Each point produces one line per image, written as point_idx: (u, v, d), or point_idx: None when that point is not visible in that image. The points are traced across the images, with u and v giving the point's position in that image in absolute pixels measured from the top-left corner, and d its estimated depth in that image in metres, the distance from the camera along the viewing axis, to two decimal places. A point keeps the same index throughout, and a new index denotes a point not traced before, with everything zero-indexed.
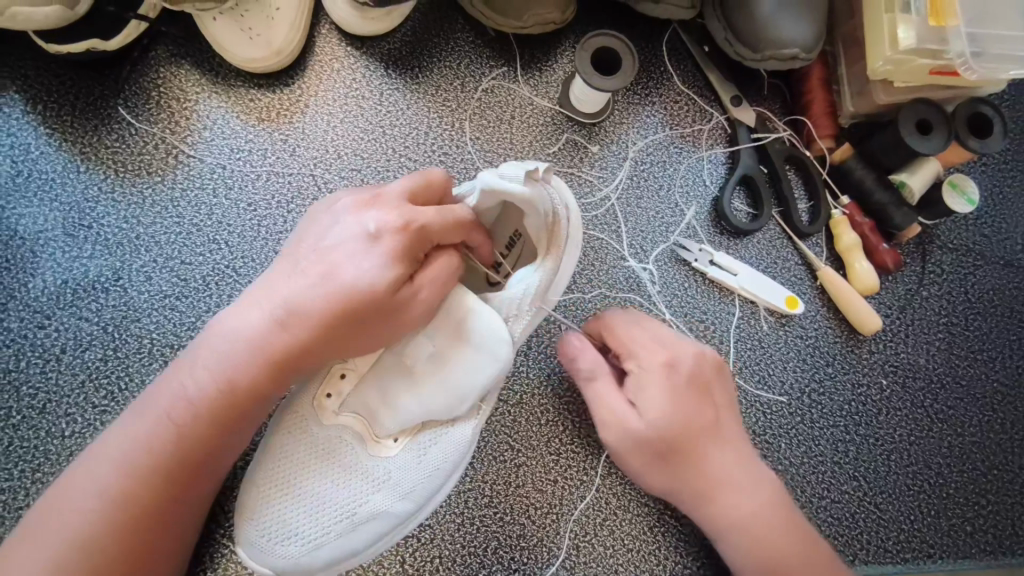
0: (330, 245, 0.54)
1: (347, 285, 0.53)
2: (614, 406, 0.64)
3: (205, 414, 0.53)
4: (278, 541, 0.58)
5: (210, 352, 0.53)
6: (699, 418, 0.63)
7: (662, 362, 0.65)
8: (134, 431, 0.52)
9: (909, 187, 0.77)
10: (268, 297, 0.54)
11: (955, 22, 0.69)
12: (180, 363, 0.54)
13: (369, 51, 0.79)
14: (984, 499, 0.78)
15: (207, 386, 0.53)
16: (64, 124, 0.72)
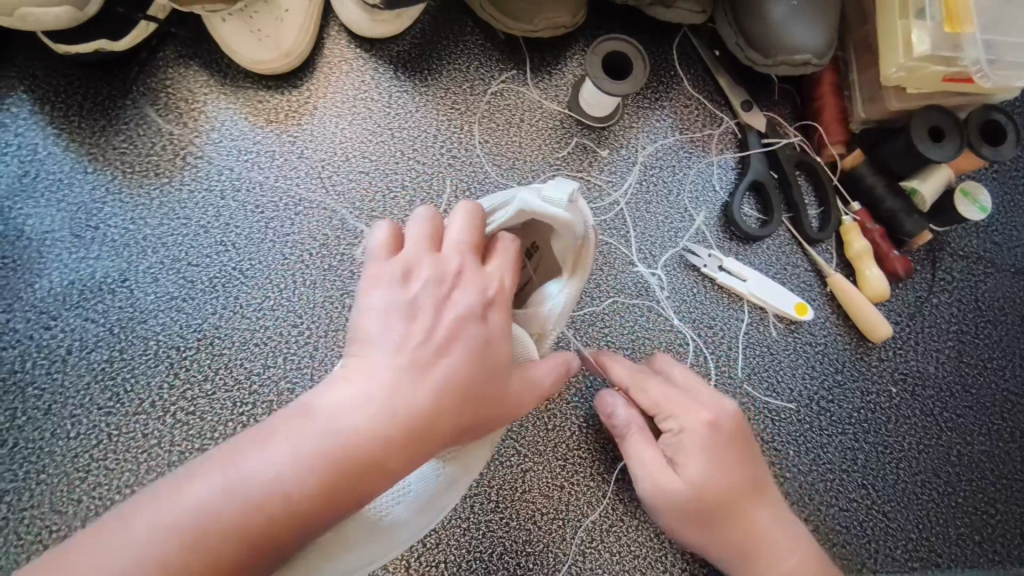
0: (409, 308, 0.48)
1: (443, 358, 0.46)
2: (655, 469, 0.64)
3: (269, 526, 0.40)
4: None
5: (281, 440, 0.42)
6: (740, 479, 0.64)
7: (704, 421, 0.64)
8: (159, 529, 0.39)
9: (921, 194, 0.77)
10: (345, 374, 0.45)
11: (971, 30, 0.68)
12: (233, 467, 0.41)
13: (378, 53, 0.79)
14: (993, 509, 0.77)
15: (275, 486, 0.41)
16: (72, 124, 0.72)
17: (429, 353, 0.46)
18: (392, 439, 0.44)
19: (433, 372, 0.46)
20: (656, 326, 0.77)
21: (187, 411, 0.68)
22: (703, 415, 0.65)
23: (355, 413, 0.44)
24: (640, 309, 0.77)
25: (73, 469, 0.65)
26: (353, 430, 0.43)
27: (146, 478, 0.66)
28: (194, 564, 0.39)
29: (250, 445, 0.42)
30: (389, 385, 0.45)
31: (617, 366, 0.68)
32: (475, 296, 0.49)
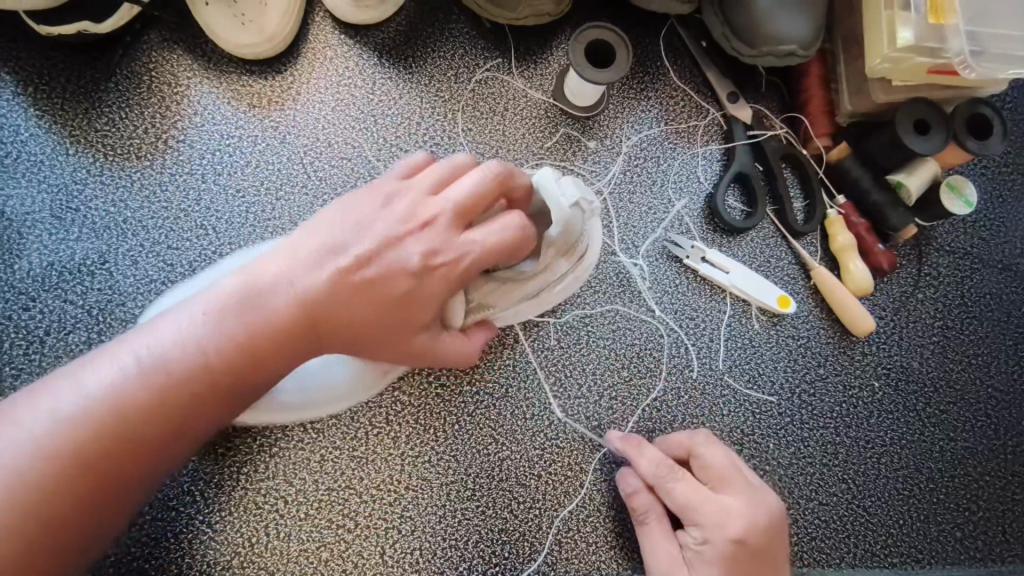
0: (359, 235, 0.54)
1: (356, 284, 0.53)
2: (668, 566, 0.65)
3: (190, 388, 0.49)
4: None
5: (197, 321, 0.50)
6: None
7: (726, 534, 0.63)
8: (103, 382, 0.48)
9: (907, 188, 0.76)
10: (268, 274, 0.53)
11: (956, 20, 0.68)
12: (178, 328, 0.50)
13: (362, 39, 0.78)
14: (976, 506, 0.77)
15: (181, 361, 0.49)
16: (54, 106, 0.72)
17: (349, 278, 0.53)
18: (291, 339, 0.52)
19: (345, 292, 0.52)
20: (637, 317, 0.76)
21: None
22: (734, 526, 0.63)
23: (264, 311, 0.51)
24: (621, 299, 0.76)
25: None
26: (259, 324, 0.51)
27: None
28: (114, 420, 0.47)
29: (175, 315, 0.51)
30: (303, 296, 0.52)
31: (649, 456, 0.68)
32: (429, 247, 0.54)
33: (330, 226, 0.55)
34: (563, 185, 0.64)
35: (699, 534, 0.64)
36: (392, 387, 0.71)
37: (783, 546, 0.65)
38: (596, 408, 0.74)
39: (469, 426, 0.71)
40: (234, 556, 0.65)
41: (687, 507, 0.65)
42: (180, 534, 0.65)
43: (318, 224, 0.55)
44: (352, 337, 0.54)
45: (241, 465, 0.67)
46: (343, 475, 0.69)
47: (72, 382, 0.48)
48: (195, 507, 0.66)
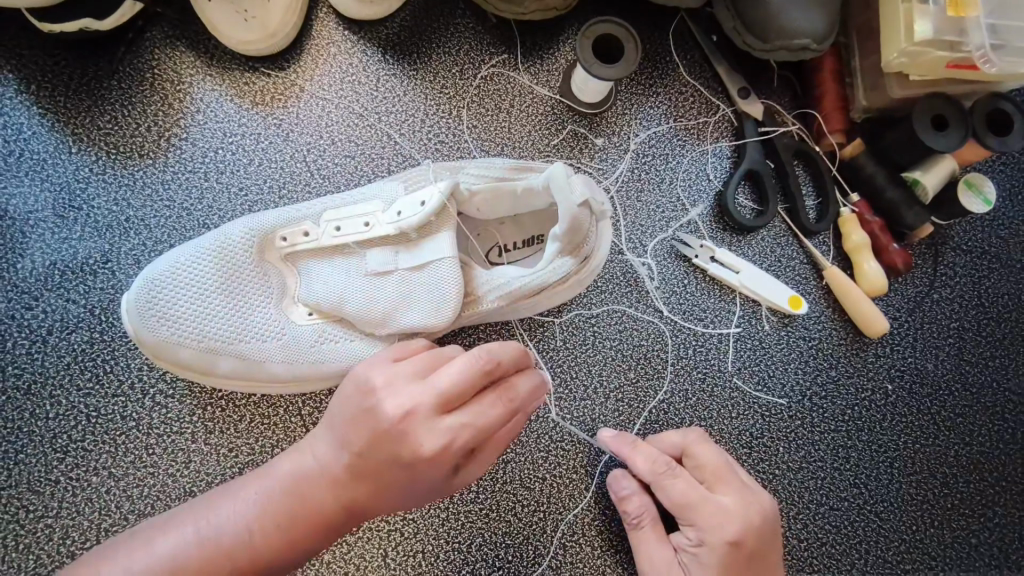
0: (366, 414, 0.53)
1: (373, 466, 0.52)
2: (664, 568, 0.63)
3: (228, 559, 0.51)
4: (166, 322, 0.62)
5: (253, 493, 0.54)
6: None
7: (722, 536, 0.61)
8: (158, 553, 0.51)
9: (924, 185, 0.74)
10: (305, 469, 0.55)
11: (976, 14, 0.66)
12: (225, 499, 0.54)
13: (366, 35, 0.77)
14: (992, 512, 0.75)
15: (229, 538, 0.52)
16: (57, 104, 0.71)
17: (364, 463, 0.53)
18: (326, 521, 0.54)
19: (364, 474, 0.53)
20: (644, 317, 0.75)
21: (166, 394, 0.68)
22: (730, 525, 0.61)
23: (300, 494, 0.54)
24: (628, 299, 0.75)
25: (52, 449, 0.65)
26: (296, 506, 0.53)
27: (123, 459, 0.66)
28: None
29: (226, 497, 0.55)
30: (327, 473, 0.54)
31: (644, 453, 0.65)
32: (417, 431, 0.51)
33: (348, 406, 0.54)
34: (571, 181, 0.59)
35: (695, 535, 0.63)
36: None
37: (776, 543, 0.64)
38: (603, 410, 0.72)
39: None
40: None
41: (683, 506, 0.63)
42: None
43: (342, 399, 0.55)
44: (382, 505, 0.54)
45: (244, 466, 0.67)
46: None
47: (135, 557, 0.51)
48: None
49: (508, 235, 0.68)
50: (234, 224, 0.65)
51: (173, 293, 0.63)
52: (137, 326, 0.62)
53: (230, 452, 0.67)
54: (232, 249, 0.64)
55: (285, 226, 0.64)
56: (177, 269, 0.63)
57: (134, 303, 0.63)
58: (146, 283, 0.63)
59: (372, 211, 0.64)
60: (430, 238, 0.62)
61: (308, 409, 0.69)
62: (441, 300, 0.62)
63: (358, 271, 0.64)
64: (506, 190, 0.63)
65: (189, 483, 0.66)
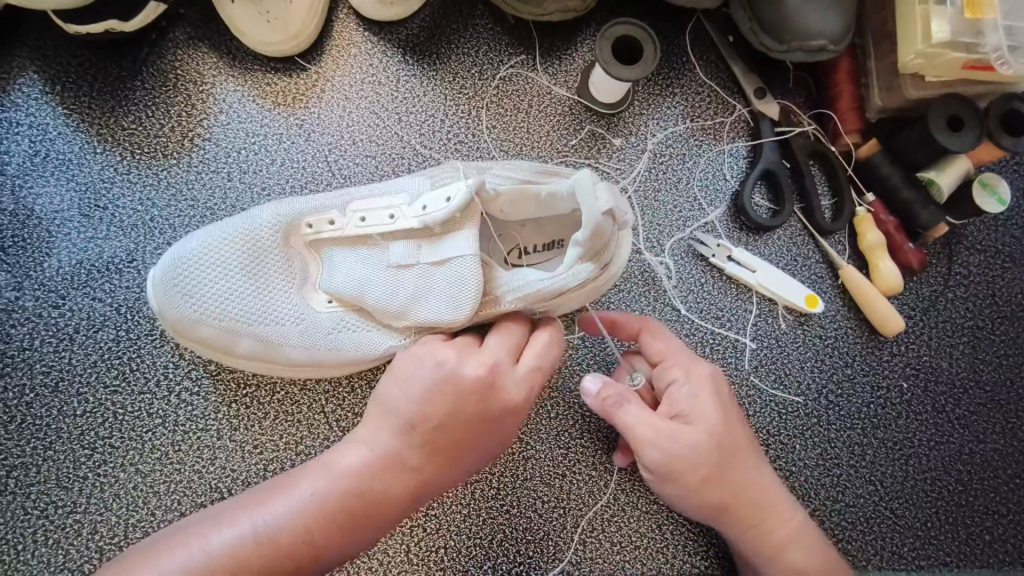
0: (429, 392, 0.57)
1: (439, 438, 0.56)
2: (663, 426, 0.59)
3: (288, 549, 0.53)
4: (191, 300, 0.64)
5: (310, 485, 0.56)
6: (738, 441, 0.62)
7: (706, 380, 0.62)
8: (214, 547, 0.53)
9: (938, 185, 0.75)
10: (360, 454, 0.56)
11: (993, 15, 0.67)
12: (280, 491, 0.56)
13: (387, 37, 0.78)
14: (1005, 509, 0.76)
15: (286, 533, 0.53)
16: (82, 105, 0.72)
17: (430, 439, 0.56)
18: (385, 506, 0.56)
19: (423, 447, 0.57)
20: (663, 316, 0.76)
21: (191, 392, 0.69)
22: (706, 369, 0.63)
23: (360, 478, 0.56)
24: (646, 298, 0.76)
25: (80, 446, 0.66)
26: (357, 495, 0.55)
27: (150, 456, 0.67)
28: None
29: (279, 491, 0.56)
30: (389, 456, 0.56)
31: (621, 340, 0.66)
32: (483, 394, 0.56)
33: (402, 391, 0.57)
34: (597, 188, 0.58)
35: (683, 386, 0.62)
36: None
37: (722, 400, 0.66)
38: None
39: None
40: None
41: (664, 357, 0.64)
42: None
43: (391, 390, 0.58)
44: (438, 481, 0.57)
45: (269, 463, 0.68)
46: None
47: (189, 552, 0.52)
48: None
49: (530, 237, 0.69)
50: (263, 209, 0.66)
51: (197, 271, 0.64)
52: (162, 299, 0.64)
53: (255, 449, 0.68)
54: (258, 232, 0.65)
55: (312, 213, 0.65)
56: (204, 247, 0.64)
57: (160, 275, 0.64)
58: (173, 259, 0.65)
59: (397, 204, 0.64)
60: (453, 234, 0.63)
61: (330, 407, 0.70)
62: (463, 294, 0.62)
63: (380, 261, 0.64)
64: (531, 192, 0.63)
65: (214, 480, 0.67)
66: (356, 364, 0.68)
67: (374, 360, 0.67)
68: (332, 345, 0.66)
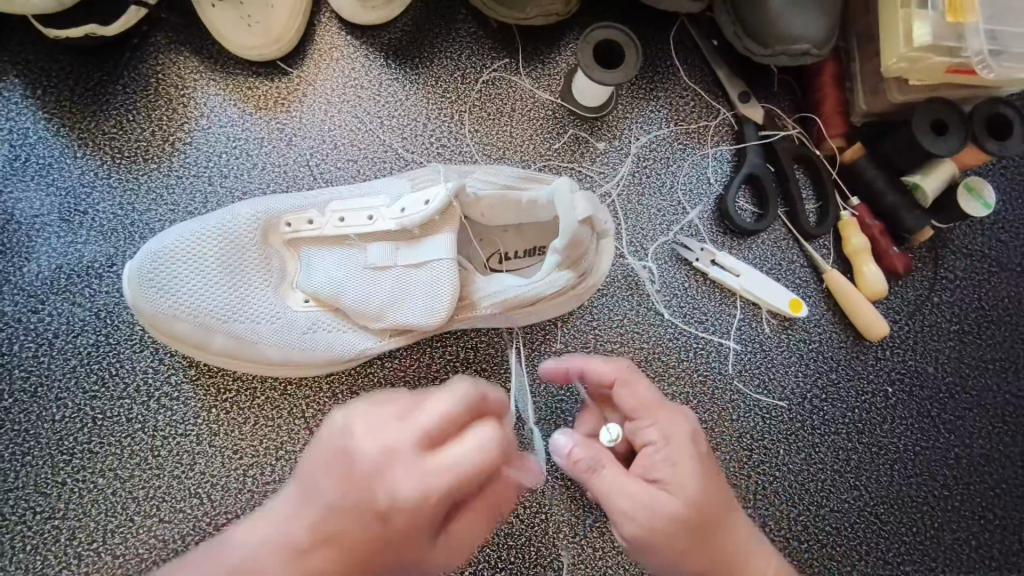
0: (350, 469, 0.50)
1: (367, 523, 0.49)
2: (638, 494, 0.56)
3: None
4: (164, 295, 0.63)
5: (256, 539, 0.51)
6: (717, 500, 0.58)
7: (687, 438, 0.59)
8: None
9: (923, 189, 0.75)
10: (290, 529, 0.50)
11: (974, 20, 0.66)
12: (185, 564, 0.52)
13: (369, 40, 0.78)
14: (991, 514, 0.75)
15: None
16: (63, 109, 0.72)
17: (325, 524, 0.49)
18: None
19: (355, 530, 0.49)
20: (646, 320, 0.75)
21: (171, 397, 0.68)
22: (685, 424, 0.60)
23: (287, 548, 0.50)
24: (629, 303, 0.75)
25: (58, 451, 0.66)
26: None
27: (129, 462, 0.67)
28: None
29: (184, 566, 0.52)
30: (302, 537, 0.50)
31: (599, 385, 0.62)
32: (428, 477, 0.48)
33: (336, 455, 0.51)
34: (575, 197, 0.59)
35: (660, 446, 0.58)
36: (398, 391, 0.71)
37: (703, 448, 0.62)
38: None
39: None
40: None
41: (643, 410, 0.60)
42: (188, 536, 0.66)
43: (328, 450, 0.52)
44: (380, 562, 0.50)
45: (248, 468, 0.68)
46: None
47: None
48: (202, 509, 0.67)
49: (511, 243, 0.69)
50: (243, 206, 0.66)
51: (174, 265, 0.64)
52: (135, 293, 0.63)
53: (235, 454, 0.68)
54: (238, 228, 0.65)
55: (291, 212, 0.65)
56: (183, 241, 0.64)
57: (135, 269, 0.64)
58: (147, 254, 0.64)
59: (377, 206, 0.65)
60: (432, 236, 0.63)
61: (311, 413, 0.69)
62: (439, 296, 0.62)
63: (358, 262, 0.64)
64: (511, 198, 0.63)
65: (193, 485, 0.67)
66: (331, 365, 0.67)
67: (349, 360, 0.66)
68: (306, 344, 0.65)
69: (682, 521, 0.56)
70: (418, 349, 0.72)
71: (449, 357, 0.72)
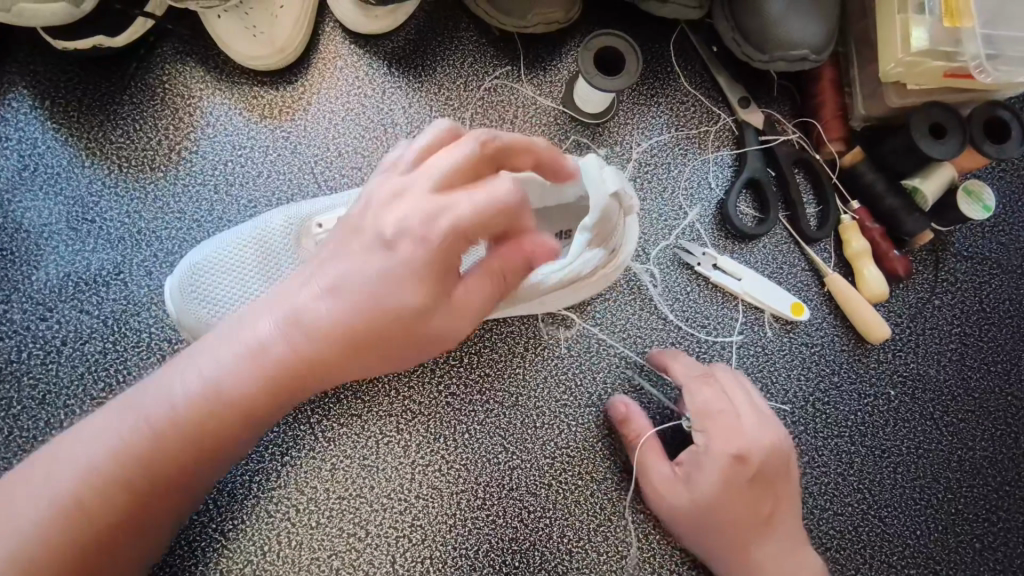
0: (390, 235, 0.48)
1: (278, 363, 0.51)
2: (663, 476, 0.68)
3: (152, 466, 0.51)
4: (209, 305, 0.65)
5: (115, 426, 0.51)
6: (749, 513, 0.66)
7: (731, 455, 0.65)
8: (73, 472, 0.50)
9: (921, 192, 0.75)
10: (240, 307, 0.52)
11: (971, 23, 0.67)
12: (165, 372, 0.53)
13: (372, 49, 0.79)
14: (995, 516, 0.75)
15: (167, 423, 0.51)
16: (71, 119, 0.73)
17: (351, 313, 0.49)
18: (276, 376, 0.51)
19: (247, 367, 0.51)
20: (648, 324, 0.76)
21: None
22: (763, 439, 0.66)
23: (169, 388, 0.51)
24: (631, 307, 0.76)
25: None
26: (251, 362, 0.51)
27: None
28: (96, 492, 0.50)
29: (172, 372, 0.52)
30: (105, 468, 0.50)
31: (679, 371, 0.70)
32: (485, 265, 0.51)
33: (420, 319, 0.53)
34: (602, 171, 0.60)
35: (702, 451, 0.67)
36: (402, 395, 0.71)
37: (790, 481, 0.68)
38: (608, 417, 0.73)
39: (480, 434, 0.71)
40: (246, 564, 0.66)
41: (703, 415, 0.67)
42: (193, 542, 0.66)
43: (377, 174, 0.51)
44: (203, 477, 0.54)
45: (253, 474, 0.68)
46: (354, 484, 0.69)
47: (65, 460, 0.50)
48: (207, 515, 0.66)
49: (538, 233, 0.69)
50: (274, 214, 0.68)
51: (215, 275, 0.65)
52: (183, 311, 0.65)
53: (241, 460, 0.68)
54: (272, 235, 0.67)
55: (322, 214, 0.67)
56: (219, 252, 0.67)
57: (177, 284, 0.66)
58: (189, 263, 0.67)
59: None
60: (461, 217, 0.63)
61: (316, 417, 0.70)
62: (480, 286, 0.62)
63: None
64: (537, 188, 0.64)
65: None
66: None
67: None
68: None
69: (704, 532, 0.66)
70: None
71: (454, 362, 0.73)
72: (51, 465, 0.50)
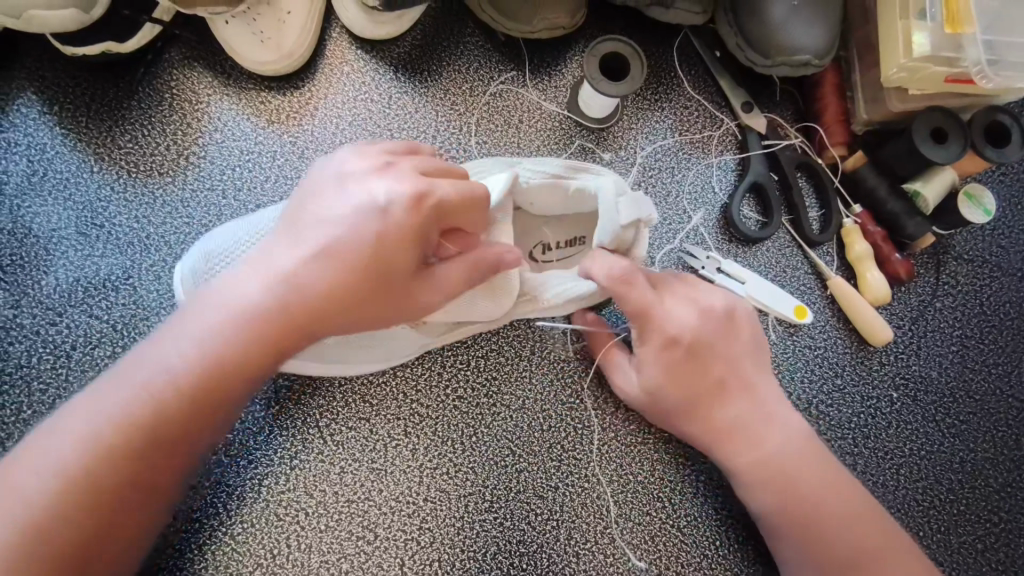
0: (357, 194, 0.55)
1: (270, 317, 0.52)
2: (624, 372, 0.70)
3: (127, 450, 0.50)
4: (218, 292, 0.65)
5: (99, 396, 0.50)
6: (697, 386, 0.66)
7: (655, 334, 0.66)
8: (43, 468, 0.49)
9: (924, 197, 0.76)
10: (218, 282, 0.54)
11: (973, 30, 0.68)
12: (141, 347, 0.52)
13: (379, 55, 0.79)
14: (996, 517, 0.76)
15: (151, 397, 0.50)
16: (80, 124, 0.73)
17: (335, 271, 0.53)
18: (259, 336, 0.52)
19: (238, 322, 0.52)
20: None
21: None
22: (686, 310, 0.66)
23: (158, 351, 0.51)
24: None
25: None
26: (230, 321, 0.52)
27: None
28: (69, 487, 0.49)
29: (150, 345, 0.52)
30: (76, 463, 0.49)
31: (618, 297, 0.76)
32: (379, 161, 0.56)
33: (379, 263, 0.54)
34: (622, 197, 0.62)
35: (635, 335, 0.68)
36: (409, 399, 0.72)
37: (728, 342, 0.67)
38: (614, 419, 0.74)
39: (487, 437, 0.72)
40: (256, 567, 0.66)
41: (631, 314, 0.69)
42: (203, 545, 0.66)
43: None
44: (190, 450, 0.52)
45: (263, 478, 0.68)
46: (362, 487, 0.69)
47: (41, 456, 0.49)
48: (218, 518, 0.67)
49: (554, 234, 0.71)
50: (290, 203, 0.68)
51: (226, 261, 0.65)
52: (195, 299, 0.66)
53: (251, 464, 0.69)
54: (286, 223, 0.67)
55: None
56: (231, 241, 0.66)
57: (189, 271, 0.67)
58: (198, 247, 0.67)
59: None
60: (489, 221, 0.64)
61: (324, 420, 0.70)
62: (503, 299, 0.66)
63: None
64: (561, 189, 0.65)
65: (210, 495, 0.67)
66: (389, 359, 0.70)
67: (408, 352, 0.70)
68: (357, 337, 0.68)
69: (665, 407, 0.67)
70: (429, 357, 0.73)
71: (461, 365, 0.73)
72: (26, 459, 0.49)
